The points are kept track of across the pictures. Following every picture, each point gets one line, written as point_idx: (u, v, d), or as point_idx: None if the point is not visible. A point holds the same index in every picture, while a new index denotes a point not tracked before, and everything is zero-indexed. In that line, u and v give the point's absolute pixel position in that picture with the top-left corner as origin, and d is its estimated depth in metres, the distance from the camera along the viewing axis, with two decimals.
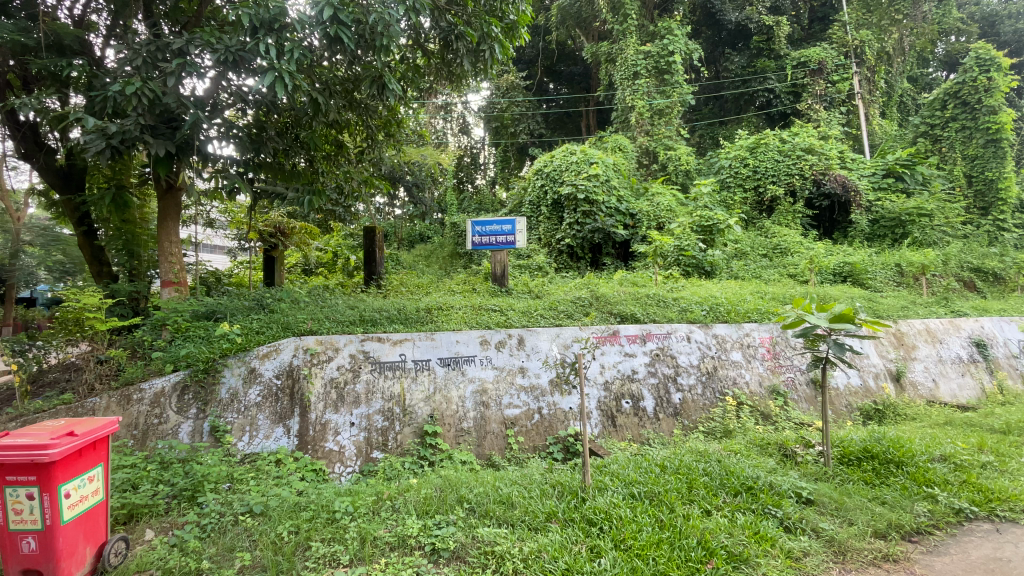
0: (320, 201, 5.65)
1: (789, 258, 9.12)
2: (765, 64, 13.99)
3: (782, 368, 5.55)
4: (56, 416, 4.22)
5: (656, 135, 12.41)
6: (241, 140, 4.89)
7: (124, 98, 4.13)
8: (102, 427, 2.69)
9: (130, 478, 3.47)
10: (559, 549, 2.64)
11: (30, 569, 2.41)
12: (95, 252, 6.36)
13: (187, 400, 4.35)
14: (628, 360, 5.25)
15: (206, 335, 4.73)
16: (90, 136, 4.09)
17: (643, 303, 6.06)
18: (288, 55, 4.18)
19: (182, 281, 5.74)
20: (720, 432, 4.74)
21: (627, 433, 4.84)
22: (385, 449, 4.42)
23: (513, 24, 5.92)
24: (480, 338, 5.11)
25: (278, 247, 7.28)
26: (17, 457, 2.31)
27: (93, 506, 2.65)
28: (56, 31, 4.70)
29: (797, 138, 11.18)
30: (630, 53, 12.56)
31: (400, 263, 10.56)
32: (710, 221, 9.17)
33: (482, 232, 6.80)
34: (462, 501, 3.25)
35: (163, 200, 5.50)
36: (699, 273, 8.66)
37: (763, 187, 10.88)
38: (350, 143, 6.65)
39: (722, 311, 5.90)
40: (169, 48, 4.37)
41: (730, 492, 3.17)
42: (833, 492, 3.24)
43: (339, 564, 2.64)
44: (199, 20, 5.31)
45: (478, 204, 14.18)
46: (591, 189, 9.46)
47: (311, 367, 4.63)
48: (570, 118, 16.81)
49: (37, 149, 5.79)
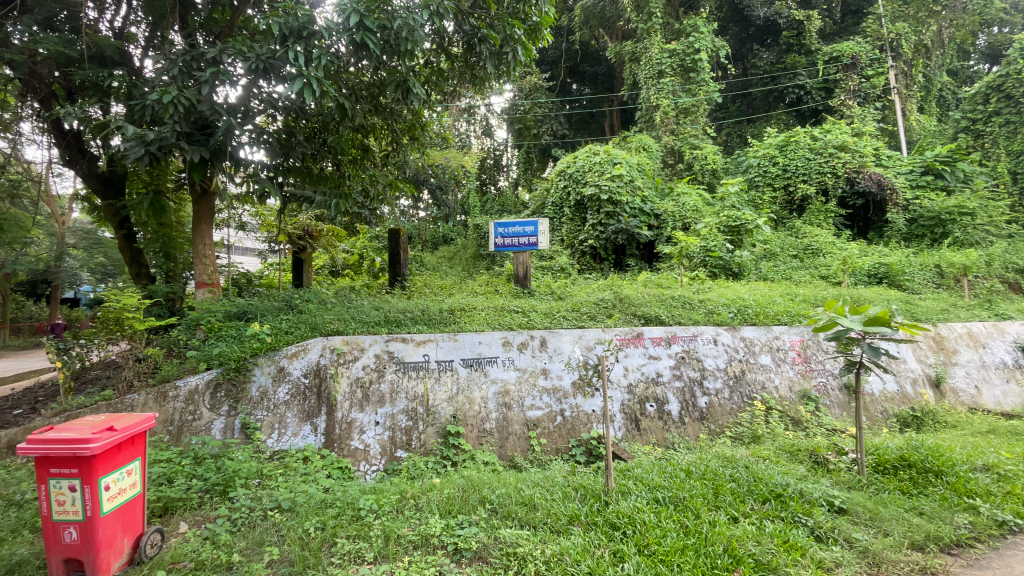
0: (347, 204, 5.72)
1: (821, 259, 8.87)
2: (795, 60, 13.54)
3: (814, 372, 5.38)
4: (97, 412, 4.43)
5: (682, 134, 12.22)
6: (271, 145, 5.04)
7: (161, 107, 4.31)
8: (139, 422, 2.78)
9: (166, 472, 3.61)
10: (581, 552, 2.62)
11: (71, 558, 2.52)
12: (134, 254, 6.66)
13: (220, 397, 4.50)
14: (652, 363, 5.19)
15: (237, 335, 4.88)
16: (129, 143, 4.26)
17: (668, 305, 5.99)
18: (316, 62, 4.30)
19: (215, 282, 5.93)
20: (747, 438, 4.61)
21: (652, 437, 4.78)
22: (408, 449, 4.46)
23: (536, 26, 5.90)
24: (502, 339, 5.14)
25: (306, 249, 7.47)
26: (60, 451, 2.43)
27: (131, 498, 2.76)
28: (97, 43, 4.94)
29: (829, 135, 10.78)
30: (654, 51, 12.41)
31: (424, 265, 10.68)
32: (738, 221, 9.03)
33: (505, 234, 6.82)
34: (485, 502, 3.27)
35: (197, 204, 5.68)
36: (727, 275, 8.51)
37: (793, 187, 10.59)
38: (376, 147, 6.79)
39: (750, 314, 5.79)
40: (203, 57, 4.54)
41: (758, 499, 3.10)
42: (867, 501, 3.13)
43: (363, 561, 2.69)
44: (232, 30, 5.50)
45: (501, 206, 14.24)
46: (614, 189, 9.39)
47: (338, 366, 4.73)
48: (594, 118, 16.69)
49: (80, 156, 6.11)
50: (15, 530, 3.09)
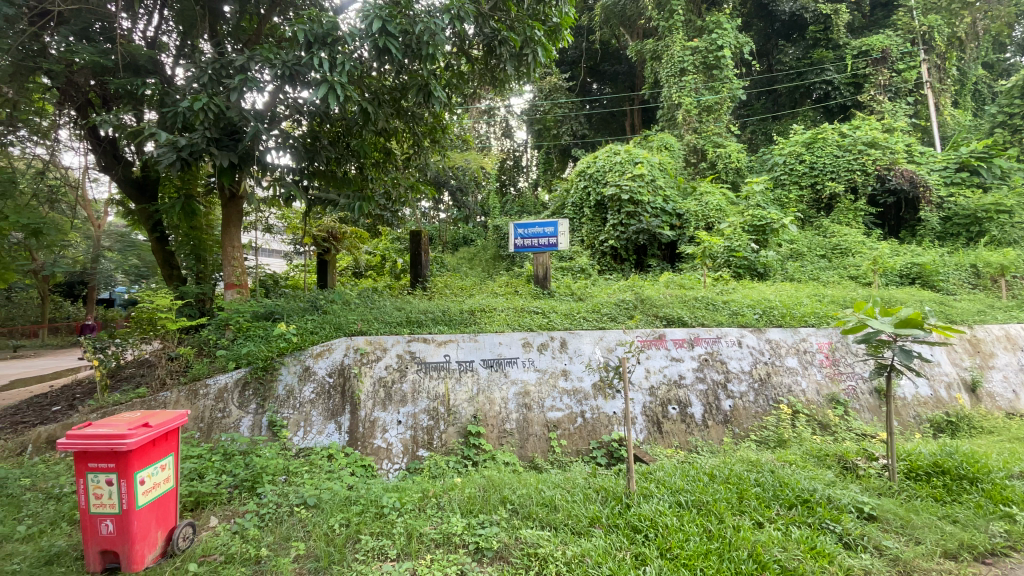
0: (370, 207, 5.81)
1: (850, 259, 8.63)
2: (823, 55, 13.20)
3: (842, 375, 5.23)
4: (132, 408, 4.60)
5: (704, 133, 12.05)
6: (296, 149, 5.15)
7: (192, 114, 4.45)
8: (173, 419, 2.88)
9: (196, 468, 3.72)
10: (602, 554, 2.61)
11: (107, 550, 2.63)
12: (166, 256, 6.89)
13: (248, 395, 4.63)
14: (674, 365, 5.13)
15: (264, 335, 5.00)
16: (161, 149, 4.41)
17: (691, 306, 5.92)
18: (340, 68, 4.38)
19: (243, 284, 6.09)
20: (773, 442, 4.52)
21: (674, 440, 4.73)
22: (430, 448, 4.51)
23: (556, 26, 5.89)
24: (522, 340, 5.15)
25: (330, 251, 7.61)
26: (99, 445, 2.53)
27: (164, 493, 2.86)
28: (131, 52, 5.14)
29: (858, 131, 10.50)
30: (676, 49, 12.26)
31: (445, 266, 10.78)
32: (762, 220, 8.78)
33: (525, 234, 6.83)
34: (506, 502, 3.28)
35: (226, 207, 5.84)
36: (752, 275, 8.36)
37: (821, 185, 10.34)
38: (398, 150, 6.89)
39: (776, 315, 5.68)
40: (231, 65, 4.68)
41: (784, 505, 3.04)
42: (898, 508, 3.03)
43: (387, 558, 2.74)
44: (259, 38, 5.65)
45: (520, 207, 14.25)
46: (635, 189, 9.30)
47: (361, 366, 4.82)
48: (614, 117, 16.57)
49: (116, 162, 6.36)
50: (55, 523, 3.23)
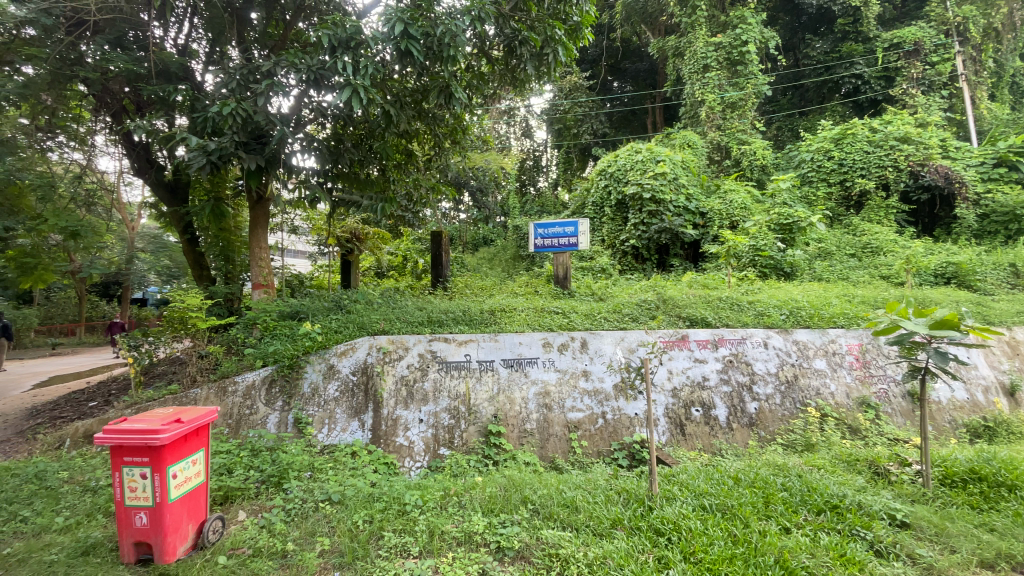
0: (392, 208, 5.88)
1: (881, 258, 8.37)
2: (852, 48, 12.81)
3: (873, 378, 5.07)
4: (165, 404, 4.76)
5: (728, 130, 11.82)
6: (320, 152, 5.25)
7: (221, 119, 4.57)
8: (203, 416, 2.97)
9: (226, 463, 3.83)
10: (625, 557, 2.59)
11: (141, 542, 2.72)
12: (196, 257, 7.11)
13: (275, 393, 4.74)
14: (698, 366, 5.06)
15: (290, 334, 5.11)
16: (192, 153, 4.55)
17: (714, 306, 5.82)
18: (362, 71, 4.44)
19: (270, 284, 6.22)
20: (801, 446, 4.41)
21: (698, 442, 4.67)
22: (451, 446, 4.54)
23: (577, 25, 5.88)
24: (542, 340, 5.14)
25: (353, 252, 7.74)
26: (134, 440, 2.62)
27: (195, 487, 2.94)
28: (162, 59, 5.32)
29: (890, 126, 10.16)
30: (699, 45, 12.09)
31: (464, 266, 10.84)
32: (789, 218, 8.57)
33: (545, 234, 6.81)
34: (527, 502, 3.29)
35: (253, 209, 5.98)
36: (778, 275, 8.18)
37: (850, 182, 10.05)
38: (419, 152, 6.96)
39: (804, 316, 5.54)
40: (259, 71, 4.79)
41: (812, 510, 2.97)
42: (932, 516, 2.93)
43: (409, 555, 2.77)
44: (285, 43, 5.79)
45: (540, 206, 14.21)
46: (657, 187, 9.19)
47: (383, 365, 4.88)
48: (635, 115, 16.39)
49: (149, 166, 6.59)
50: (91, 514, 3.36)
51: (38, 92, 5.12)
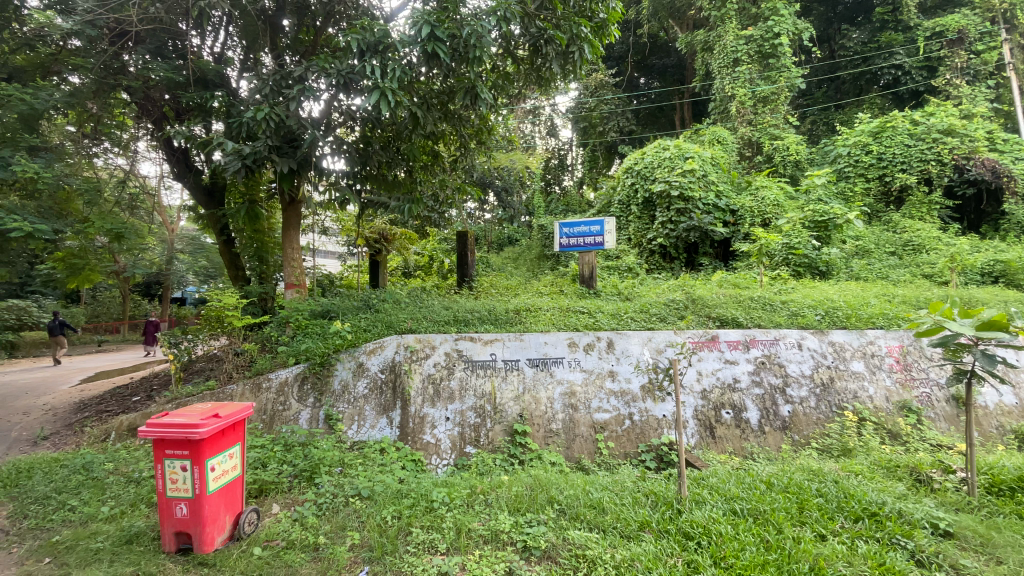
0: (419, 209, 5.95)
1: (924, 256, 8.03)
2: (891, 38, 12.31)
3: (915, 382, 4.86)
4: (203, 400, 4.94)
5: (760, 124, 11.49)
6: (350, 155, 5.36)
7: (255, 124, 4.72)
8: (239, 411, 3.07)
9: (260, 457, 3.95)
10: (653, 560, 2.56)
11: (181, 531, 2.84)
12: (232, 257, 7.36)
13: (306, 389, 4.87)
14: (728, 368, 4.95)
15: (321, 332, 5.25)
16: (228, 158, 4.70)
17: (746, 306, 5.68)
18: (390, 74, 4.51)
19: (302, 283, 6.38)
20: (837, 451, 4.26)
21: (728, 446, 4.57)
22: (477, 445, 4.58)
23: (603, 22, 5.84)
24: (568, 339, 5.12)
25: (381, 252, 7.88)
26: (174, 434, 2.73)
27: (232, 480, 3.05)
28: (200, 68, 5.53)
29: (933, 118, 9.70)
30: (729, 39, 11.82)
31: (490, 266, 10.88)
32: (825, 215, 8.24)
33: (570, 233, 6.78)
34: (553, 502, 3.28)
35: (286, 211, 6.15)
36: (812, 274, 7.92)
37: (890, 177, 9.64)
38: (445, 153, 7.02)
39: (841, 316, 5.35)
40: (291, 76, 4.93)
41: (849, 517, 2.87)
42: (978, 526, 2.79)
43: (437, 551, 2.80)
44: (316, 48, 5.94)
45: (566, 205, 14.11)
46: (685, 185, 9.04)
47: (411, 363, 4.95)
48: (662, 112, 16.19)
49: (188, 170, 6.86)
50: (134, 504, 3.52)
51: (85, 100, 5.38)
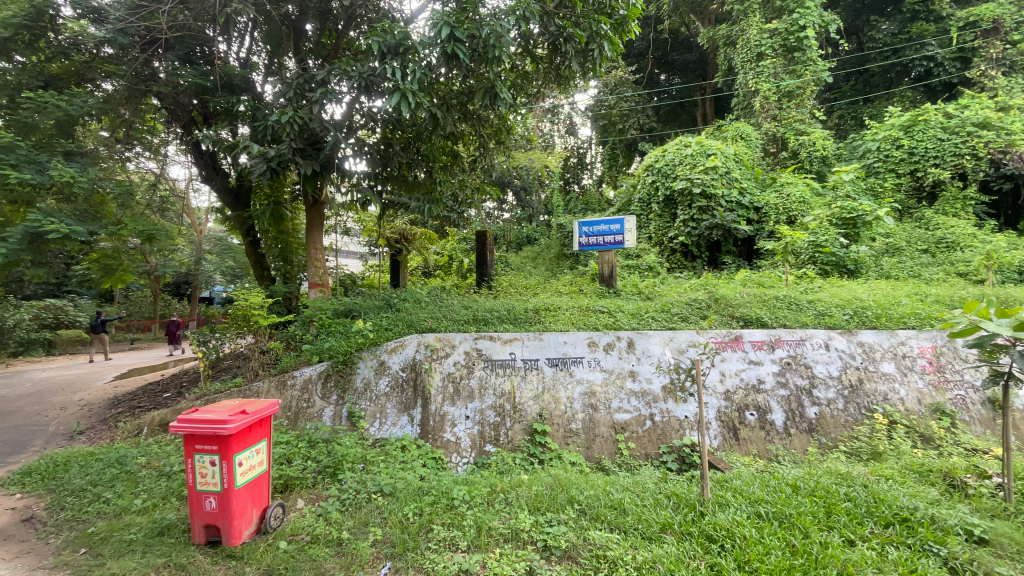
0: (439, 209, 6.00)
1: (958, 254, 7.75)
2: (923, 28, 11.91)
3: (948, 384, 4.71)
4: (230, 397, 5.06)
5: (785, 120, 11.21)
6: (371, 156, 5.44)
7: (280, 126, 4.81)
8: (266, 407, 3.14)
9: (286, 453, 4.04)
10: (675, 562, 2.53)
11: (210, 524, 2.92)
12: (258, 258, 7.54)
13: (330, 387, 4.96)
14: (753, 368, 4.85)
15: (344, 331, 5.34)
16: (254, 160, 4.81)
17: (771, 306, 5.56)
18: (411, 76, 4.55)
19: (325, 283, 6.49)
20: (866, 454, 4.15)
21: (753, 448, 4.49)
22: (496, 443, 4.59)
23: (623, 19, 5.77)
24: (588, 339, 5.09)
25: (402, 252, 7.97)
26: (204, 429, 2.81)
27: (259, 474, 3.12)
28: (227, 73, 5.68)
29: (967, 111, 9.32)
30: (753, 32, 11.58)
31: (509, 266, 10.90)
32: (853, 212, 7.96)
33: (589, 232, 6.74)
34: (573, 502, 3.27)
35: (309, 212, 6.27)
36: (840, 272, 7.72)
37: (922, 172, 9.32)
38: (464, 153, 7.06)
39: (870, 316, 5.20)
40: (314, 79, 5.02)
41: (879, 523, 2.79)
42: (1017, 534, 2.68)
43: (458, 549, 2.82)
44: (337, 52, 6.03)
45: (585, 204, 14.00)
46: (708, 182, 8.88)
47: (431, 362, 4.99)
48: (684, 109, 16.00)
49: (215, 173, 7.06)
50: (165, 497, 3.64)
51: (117, 106, 5.57)
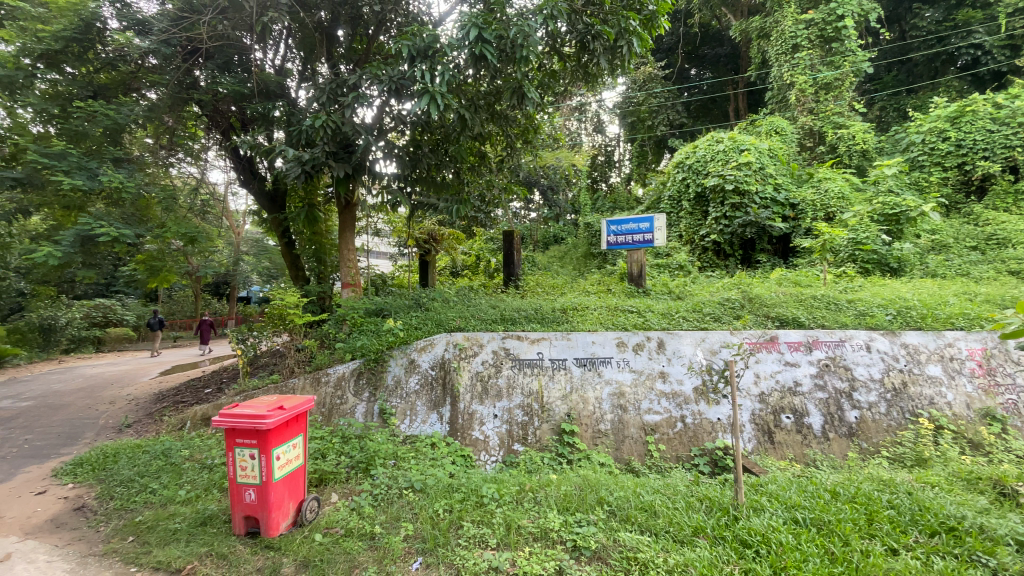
0: (466, 209, 6.05)
1: (1011, 250, 7.32)
2: (970, 15, 11.38)
3: (1000, 388, 4.48)
4: (268, 392, 5.22)
5: (822, 113, 10.82)
6: (401, 157, 5.52)
7: (313, 131, 4.95)
8: (302, 404, 3.24)
9: (320, 448, 4.16)
10: (708, 566, 2.49)
11: (250, 515, 3.04)
12: (293, 258, 7.78)
13: (362, 384, 5.07)
14: (789, 370, 4.71)
15: (375, 330, 5.46)
16: (289, 164, 4.94)
17: (808, 306, 5.38)
18: (439, 78, 4.60)
19: (357, 283, 6.62)
20: (911, 461, 3.98)
21: (789, 452, 4.37)
22: (525, 442, 4.62)
23: (652, 15, 5.67)
24: (617, 339, 5.04)
25: (430, 252, 8.08)
26: (244, 424, 2.92)
27: (296, 468, 3.22)
28: (263, 80, 6.00)
29: (1019, 101, 8.79)
30: (788, 24, 11.24)
31: (536, 265, 10.88)
32: (896, 208, 7.62)
33: (618, 232, 6.67)
34: (602, 502, 3.24)
35: (342, 214, 6.42)
36: (883, 270, 7.42)
37: (971, 165, 8.86)
38: (492, 153, 7.10)
39: (914, 316, 4.97)
40: (345, 84, 5.18)
41: (924, 532, 2.67)
42: None
43: (487, 546, 2.85)
44: (368, 56, 6.17)
45: (613, 203, 13.85)
46: (741, 178, 8.67)
47: (460, 361, 5.04)
48: (715, 104, 15.63)
49: (253, 177, 7.32)
50: (207, 489, 3.79)
51: (161, 114, 5.83)
